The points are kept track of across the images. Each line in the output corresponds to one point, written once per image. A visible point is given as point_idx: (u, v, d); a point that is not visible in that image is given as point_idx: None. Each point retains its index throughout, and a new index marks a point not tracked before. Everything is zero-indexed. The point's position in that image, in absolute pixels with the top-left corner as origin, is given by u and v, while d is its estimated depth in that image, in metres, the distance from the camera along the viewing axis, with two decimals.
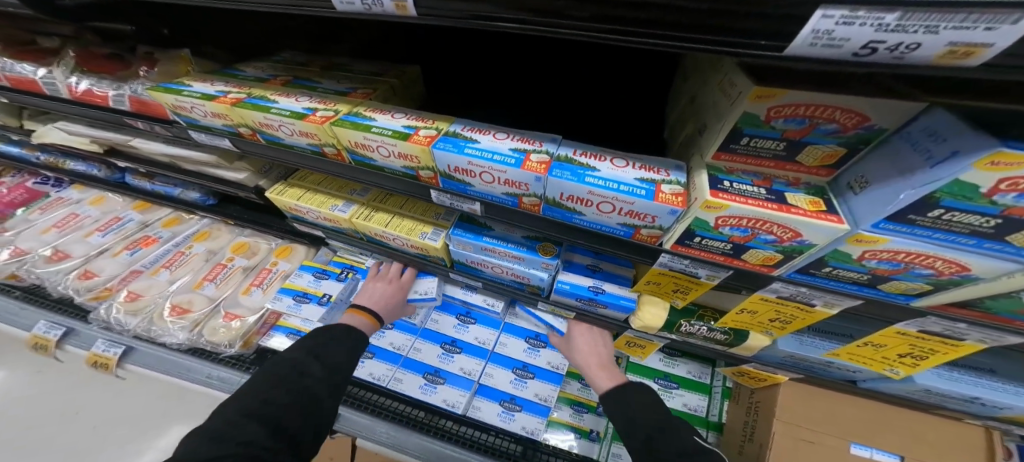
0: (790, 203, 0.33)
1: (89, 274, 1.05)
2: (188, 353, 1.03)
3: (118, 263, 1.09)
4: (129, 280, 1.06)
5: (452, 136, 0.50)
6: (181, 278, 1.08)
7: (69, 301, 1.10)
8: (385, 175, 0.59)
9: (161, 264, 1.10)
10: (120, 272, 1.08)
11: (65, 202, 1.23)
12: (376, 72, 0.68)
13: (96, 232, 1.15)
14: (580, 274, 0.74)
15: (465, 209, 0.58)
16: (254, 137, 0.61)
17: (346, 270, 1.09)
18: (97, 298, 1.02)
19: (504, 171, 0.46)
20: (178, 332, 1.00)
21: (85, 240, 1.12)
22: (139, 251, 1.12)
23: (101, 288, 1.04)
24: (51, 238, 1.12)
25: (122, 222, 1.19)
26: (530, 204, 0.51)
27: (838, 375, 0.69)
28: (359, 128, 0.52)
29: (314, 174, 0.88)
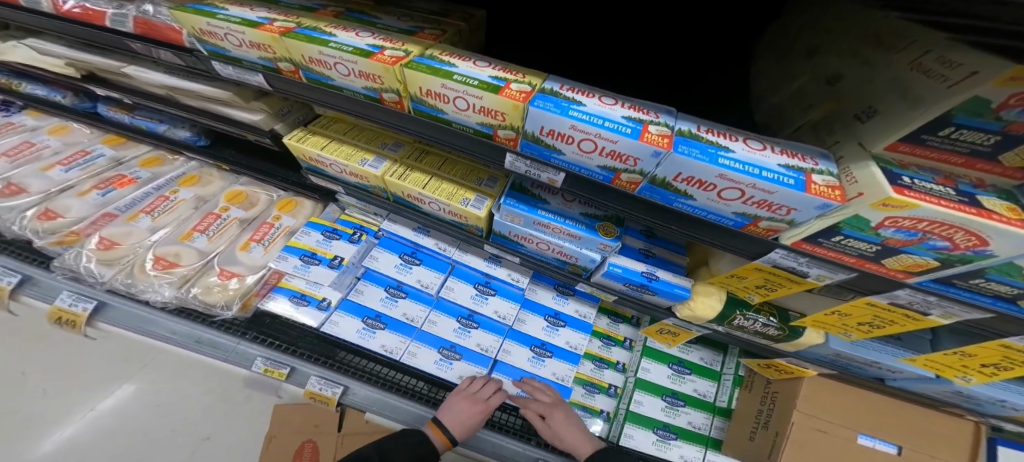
0: (989, 208, 0.30)
1: (52, 214, 0.90)
2: (174, 314, 0.91)
3: (87, 203, 0.95)
4: (101, 225, 0.92)
5: (552, 94, 0.43)
6: (164, 228, 0.96)
7: (22, 247, 0.94)
8: (453, 130, 0.51)
9: (141, 208, 0.97)
10: (90, 215, 0.93)
11: (16, 128, 1.06)
12: (438, 10, 0.59)
13: (59, 167, 1.00)
14: (632, 259, 0.71)
15: (543, 178, 0.51)
16: (294, 75, 0.53)
17: (358, 231, 1.02)
18: (61, 243, 0.88)
19: (614, 141, 0.40)
20: (163, 288, 0.88)
21: (44, 174, 0.97)
22: (112, 193, 0.98)
23: (67, 231, 0.89)
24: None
25: (90, 157, 1.04)
26: (625, 183, 0.46)
27: (872, 374, 0.74)
28: (439, 74, 0.44)
29: (337, 123, 0.78)
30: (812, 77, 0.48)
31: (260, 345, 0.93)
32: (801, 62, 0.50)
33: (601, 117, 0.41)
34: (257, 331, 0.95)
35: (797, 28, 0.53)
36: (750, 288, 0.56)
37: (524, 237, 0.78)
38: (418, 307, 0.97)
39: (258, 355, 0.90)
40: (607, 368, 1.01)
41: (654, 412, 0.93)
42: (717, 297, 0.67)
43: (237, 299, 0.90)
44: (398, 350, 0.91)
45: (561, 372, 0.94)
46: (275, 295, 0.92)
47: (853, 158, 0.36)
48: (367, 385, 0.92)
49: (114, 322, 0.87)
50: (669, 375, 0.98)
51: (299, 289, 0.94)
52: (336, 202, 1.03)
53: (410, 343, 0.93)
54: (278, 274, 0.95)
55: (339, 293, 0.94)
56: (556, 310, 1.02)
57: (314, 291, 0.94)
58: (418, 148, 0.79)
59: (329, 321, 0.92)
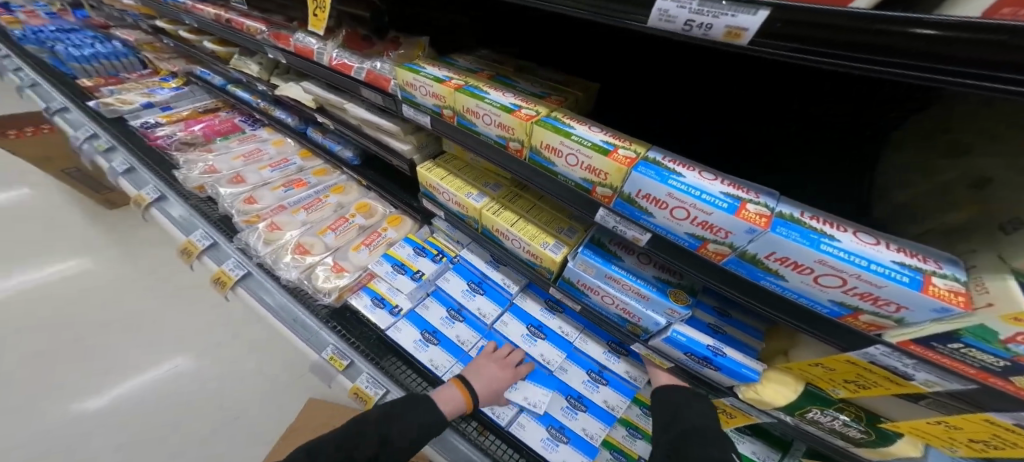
0: None
1: (252, 200, 1.22)
2: (289, 292, 1.10)
3: (274, 197, 1.25)
4: (276, 213, 1.20)
5: (654, 163, 0.49)
6: (309, 224, 1.21)
7: (223, 221, 1.24)
8: (557, 181, 0.60)
9: (302, 205, 1.24)
10: (271, 204, 1.23)
11: (255, 139, 1.50)
12: (560, 81, 0.71)
13: (269, 168, 1.35)
14: (700, 330, 0.69)
15: (628, 235, 0.55)
16: (451, 119, 0.69)
17: (440, 255, 1.14)
18: (246, 221, 1.17)
19: (710, 212, 0.43)
20: (293, 270, 1.09)
21: (259, 172, 1.33)
22: (290, 192, 1.28)
23: (252, 213, 1.19)
24: (235, 165, 1.34)
25: (287, 164, 1.38)
26: (711, 253, 0.48)
27: None
28: (559, 133, 0.54)
29: (455, 160, 0.94)
30: (945, 177, 0.43)
31: (335, 334, 1.06)
32: (940, 157, 0.45)
33: (698, 190, 0.45)
34: (338, 323, 1.08)
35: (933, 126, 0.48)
36: (837, 381, 0.51)
37: (590, 287, 0.80)
38: (471, 333, 1.02)
39: (330, 343, 1.04)
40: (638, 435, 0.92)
41: None
42: (791, 386, 0.60)
43: (336, 289, 1.06)
44: (444, 369, 0.96)
45: (593, 429, 0.89)
46: (361, 293, 1.06)
47: (991, 268, 0.34)
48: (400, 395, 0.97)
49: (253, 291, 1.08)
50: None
51: (380, 292, 1.07)
52: (429, 224, 1.18)
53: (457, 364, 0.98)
54: (370, 275, 1.10)
55: (411, 304, 1.05)
56: (601, 366, 0.99)
57: (392, 296, 1.06)
58: (513, 193, 0.90)
59: (394, 326, 1.01)
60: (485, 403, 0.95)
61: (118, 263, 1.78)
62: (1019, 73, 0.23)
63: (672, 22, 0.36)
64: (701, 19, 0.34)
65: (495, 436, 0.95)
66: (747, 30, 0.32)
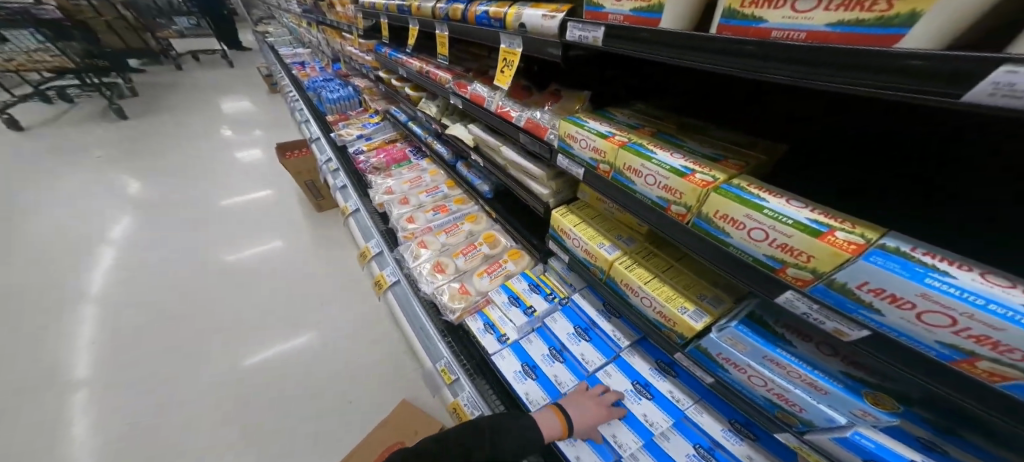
0: None
1: (412, 219, 1.43)
2: (424, 304, 1.24)
3: (426, 219, 1.44)
4: (425, 233, 1.38)
5: (891, 252, 0.41)
6: (447, 246, 1.34)
7: (389, 233, 1.49)
8: (728, 252, 0.58)
9: (443, 229, 1.40)
10: (422, 224, 1.42)
11: (418, 168, 1.76)
12: (738, 142, 0.67)
13: (424, 193, 1.58)
14: (903, 446, 0.53)
15: (827, 327, 0.50)
16: (605, 173, 0.73)
17: (551, 294, 1.16)
18: (404, 236, 1.37)
19: (996, 328, 0.34)
20: (429, 284, 1.21)
21: (420, 196, 1.56)
22: (437, 215, 1.46)
23: (408, 230, 1.39)
24: (401, 189, 1.60)
25: (437, 192, 1.60)
26: (981, 372, 0.37)
27: None
28: (747, 205, 0.53)
29: (587, 208, 0.98)
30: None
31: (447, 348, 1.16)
32: None
33: (984, 297, 0.35)
34: (453, 339, 1.16)
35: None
36: None
37: (734, 363, 0.72)
38: (569, 375, 0.97)
39: (444, 356, 1.14)
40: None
41: None
42: None
43: (459, 308, 1.16)
44: (537, 404, 0.92)
45: None
46: (477, 316, 1.13)
47: None
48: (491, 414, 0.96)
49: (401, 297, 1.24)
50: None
51: (491, 318, 1.12)
52: (542, 262, 1.22)
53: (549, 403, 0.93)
54: (486, 302, 1.18)
55: (518, 336, 1.07)
56: (714, 444, 0.82)
57: (501, 325, 1.10)
58: (647, 249, 0.89)
59: (499, 353, 1.04)
60: (568, 447, 0.85)
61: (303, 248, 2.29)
62: None
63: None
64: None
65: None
66: None
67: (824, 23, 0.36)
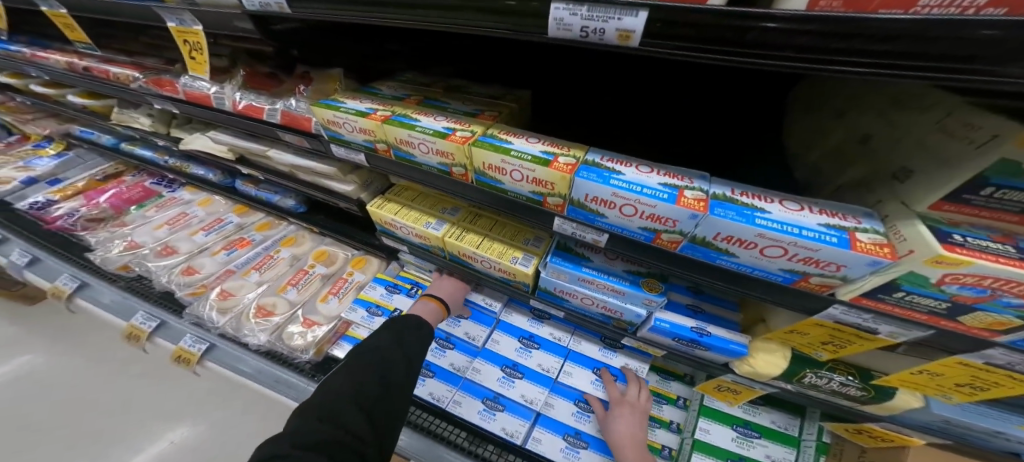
0: (1003, 253, 0.30)
1: (191, 270, 1.14)
2: (263, 356, 1.05)
3: (217, 262, 1.18)
4: (223, 279, 1.13)
5: (594, 166, 0.50)
6: (265, 283, 1.15)
7: (163, 296, 1.16)
8: (508, 198, 0.60)
9: (252, 265, 1.18)
10: (216, 270, 1.16)
11: (177, 201, 1.37)
12: (492, 94, 0.70)
13: (202, 231, 1.26)
14: (680, 314, 0.72)
15: (588, 239, 0.56)
16: (387, 153, 0.66)
17: (414, 286, 1.11)
18: (193, 293, 1.11)
19: (653, 205, 0.44)
20: (260, 333, 1.04)
21: (190, 237, 1.24)
22: (234, 252, 1.22)
23: (198, 283, 1.13)
24: (162, 234, 1.24)
25: (223, 224, 1.30)
26: (667, 242, 0.49)
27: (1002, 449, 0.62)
28: (499, 151, 0.53)
29: (406, 191, 0.92)
30: (843, 137, 0.45)
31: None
32: (832, 121, 0.48)
33: (641, 185, 0.45)
34: (324, 375, 1.01)
35: (830, 86, 0.51)
36: (816, 345, 0.53)
37: (568, 292, 0.80)
38: (464, 357, 1.07)
39: None
40: (660, 427, 0.99)
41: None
42: (781, 355, 0.66)
43: (312, 345, 1.02)
44: (446, 399, 1.01)
45: None
46: (343, 342, 1.02)
47: (900, 216, 0.36)
48: (416, 432, 1.02)
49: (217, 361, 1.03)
50: (734, 438, 0.93)
51: (361, 338, 1.03)
52: (397, 259, 1.15)
53: (457, 392, 1.02)
54: (346, 324, 1.06)
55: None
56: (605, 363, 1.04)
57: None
58: (472, 212, 0.89)
59: None
60: (494, 425, 0.96)
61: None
62: (872, 43, 0.27)
63: (569, 30, 0.35)
64: (594, 24, 0.33)
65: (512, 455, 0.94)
66: (635, 30, 0.33)
67: None
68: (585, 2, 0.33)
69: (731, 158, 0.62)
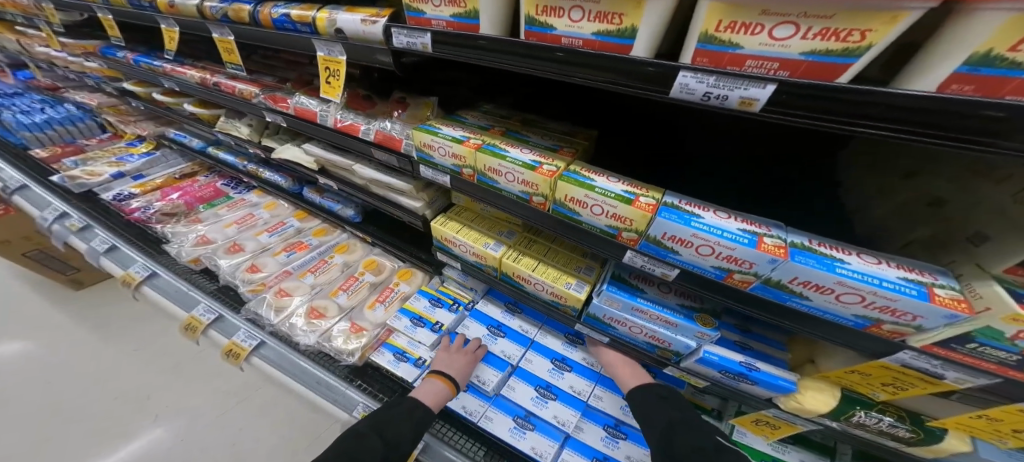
0: None
1: (256, 268, 1.22)
2: (312, 356, 1.09)
3: (277, 263, 1.26)
4: (282, 279, 1.21)
5: (673, 207, 0.55)
6: (318, 286, 1.22)
7: (222, 292, 1.23)
8: (582, 229, 0.65)
9: (308, 268, 1.26)
10: (276, 270, 1.24)
11: (245, 203, 1.49)
12: (566, 131, 0.78)
13: (266, 232, 1.36)
14: (728, 348, 0.75)
15: (657, 272, 0.61)
16: (470, 177, 0.73)
17: (455, 302, 1.18)
18: (252, 290, 1.17)
19: (732, 248, 0.49)
20: (311, 335, 1.08)
21: (256, 238, 1.33)
22: (293, 255, 1.30)
23: (258, 281, 1.20)
24: (231, 233, 1.34)
25: (285, 227, 1.39)
26: (738, 282, 0.53)
27: None
28: (584, 187, 0.60)
29: (466, 212, 0.99)
30: (911, 197, 0.51)
31: (361, 392, 1.03)
32: (899, 181, 0.54)
33: (721, 229, 0.50)
34: (363, 380, 1.06)
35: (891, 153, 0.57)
36: (873, 385, 0.56)
37: (617, 320, 0.84)
38: (494, 371, 1.06)
39: (360, 401, 1.01)
40: None
41: None
42: (831, 393, 0.69)
43: (359, 348, 1.06)
44: (477, 413, 1.02)
45: (637, 455, 0.95)
46: (383, 349, 1.06)
47: (975, 276, 0.41)
48: (447, 447, 1.03)
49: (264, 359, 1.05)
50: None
51: (401, 346, 1.07)
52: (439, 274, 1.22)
53: (488, 408, 1.03)
54: (388, 331, 1.11)
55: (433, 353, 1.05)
56: None
57: (414, 349, 1.07)
58: (527, 238, 0.96)
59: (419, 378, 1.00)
60: (523, 442, 0.97)
61: (91, 343, 1.64)
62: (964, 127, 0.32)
63: (693, 94, 0.40)
64: (718, 92, 0.38)
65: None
66: (759, 99, 0.37)
67: (590, 32, 0.43)
68: (714, 72, 0.38)
69: (790, 199, 0.67)
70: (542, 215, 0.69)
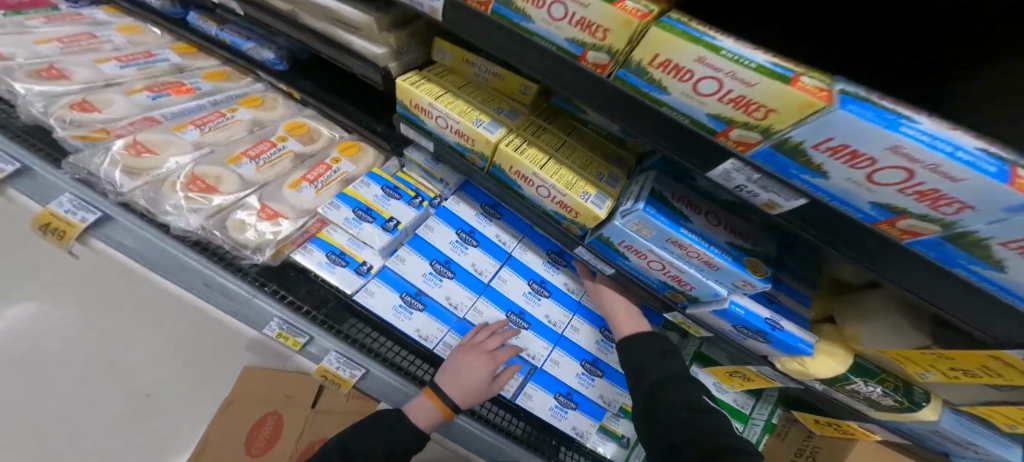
0: None
1: (88, 107, 0.90)
2: (193, 247, 0.81)
3: (133, 104, 0.97)
4: (140, 128, 0.93)
5: (865, 101, 0.33)
6: (206, 147, 0.97)
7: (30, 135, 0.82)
8: (659, 114, 0.47)
9: (189, 120, 0.99)
10: (129, 115, 0.95)
11: (81, 19, 1.14)
12: None
13: (115, 62, 1.04)
14: (758, 303, 0.67)
15: (763, 196, 0.45)
16: (480, 7, 0.54)
17: (417, 196, 1.00)
18: (84, 138, 0.83)
19: (961, 180, 0.29)
20: (191, 215, 0.82)
21: (96, 66, 1.01)
22: (163, 98, 1.02)
23: (95, 127, 0.87)
24: (45, 52, 0.97)
25: (153, 60, 1.11)
26: (896, 231, 0.38)
27: (936, 447, 0.80)
28: (704, 44, 0.38)
29: (451, 75, 0.82)
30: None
31: (277, 302, 0.83)
32: None
33: (949, 142, 0.30)
34: (276, 285, 0.86)
35: None
36: (937, 367, 0.53)
37: (636, 250, 0.71)
38: (465, 293, 0.95)
39: (276, 316, 0.80)
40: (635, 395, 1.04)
41: None
42: (843, 359, 0.65)
43: (271, 244, 0.84)
44: (434, 339, 0.90)
45: (609, 395, 1.01)
46: (312, 246, 0.87)
47: None
48: (395, 372, 0.90)
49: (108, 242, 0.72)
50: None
51: (338, 245, 0.89)
52: (398, 157, 1.03)
53: (449, 333, 0.92)
54: (320, 223, 0.90)
55: (382, 260, 0.90)
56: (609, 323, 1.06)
57: (356, 251, 0.89)
58: (533, 123, 0.80)
59: (364, 289, 0.86)
60: (485, 374, 0.93)
61: None
62: None
63: None
64: None
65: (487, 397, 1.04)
66: None
67: None
68: None
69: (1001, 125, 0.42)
70: (598, 89, 0.48)
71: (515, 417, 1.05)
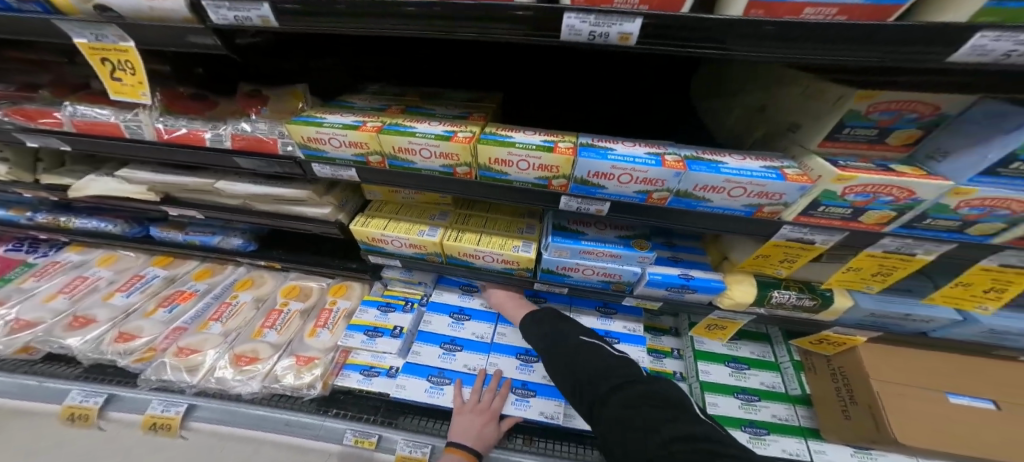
0: (901, 173, 0.51)
1: (128, 336, 1.23)
2: (254, 404, 1.18)
3: (158, 322, 1.27)
4: (175, 337, 1.24)
5: (591, 147, 0.64)
6: (232, 332, 1.28)
7: (95, 372, 1.28)
8: (517, 187, 0.74)
9: (209, 317, 1.30)
10: (160, 331, 1.26)
11: (62, 265, 1.47)
12: (473, 99, 0.95)
13: (120, 293, 1.36)
14: (666, 266, 0.87)
15: (592, 209, 0.71)
16: (380, 164, 0.82)
17: (407, 302, 1.28)
18: (141, 359, 1.20)
19: (645, 171, 0.58)
20: (250, 381, 1.16)
21: (107, 303, 1.32)
22: (176, 308, 1.32)
23: (144, 349, 1.22)
24: (62, 305, 1.31)
25: (146, 280, 1.42)
26: (656, 200, 0.63)
27: (911, 329, 0.91)
28: (506, 145, 0.68)
29: (387, 206, 1.14)
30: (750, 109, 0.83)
31: (342, 419, 1.15)
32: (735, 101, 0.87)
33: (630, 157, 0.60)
34: (337, 407, 1.18)
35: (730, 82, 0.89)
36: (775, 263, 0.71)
37: (569, 268, 0.93)
38: (473, 355, 1.16)
39: (345, 428, 1.13)
40: None
41: (725, 377, 1.10)
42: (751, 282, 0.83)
43: (319, 379, 1.16)
44: None
45: None
46: (347, 371, 1.13)
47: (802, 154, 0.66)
48: None
49: (202, 419, 1.17)
50: (741, 405, 1.03)
51: (365, 362, 1.15)
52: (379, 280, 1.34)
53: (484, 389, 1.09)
54: (344, 352, 1.22)
55: (401, 360, 1.16)
56: (607, 330, 1.18)
57: (380, 361, 1.16)
58: (461, 214, 1.11)
59: (398, 385, 1.08)
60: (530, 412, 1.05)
61: None
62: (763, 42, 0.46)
63: (580, 33, 0.49)
64: (600, 29, 0.48)
65: (540, 440, 1.12)
66: (632, 33, 0.48)
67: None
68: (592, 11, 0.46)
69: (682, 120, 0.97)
70: (468, 181, 0.78)
71: (577, 445, 1.11)
